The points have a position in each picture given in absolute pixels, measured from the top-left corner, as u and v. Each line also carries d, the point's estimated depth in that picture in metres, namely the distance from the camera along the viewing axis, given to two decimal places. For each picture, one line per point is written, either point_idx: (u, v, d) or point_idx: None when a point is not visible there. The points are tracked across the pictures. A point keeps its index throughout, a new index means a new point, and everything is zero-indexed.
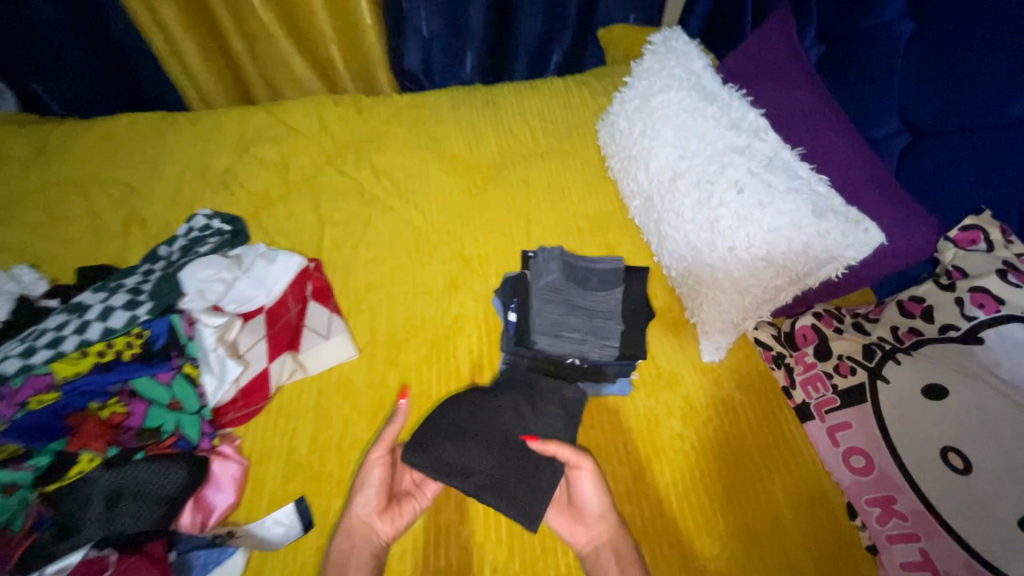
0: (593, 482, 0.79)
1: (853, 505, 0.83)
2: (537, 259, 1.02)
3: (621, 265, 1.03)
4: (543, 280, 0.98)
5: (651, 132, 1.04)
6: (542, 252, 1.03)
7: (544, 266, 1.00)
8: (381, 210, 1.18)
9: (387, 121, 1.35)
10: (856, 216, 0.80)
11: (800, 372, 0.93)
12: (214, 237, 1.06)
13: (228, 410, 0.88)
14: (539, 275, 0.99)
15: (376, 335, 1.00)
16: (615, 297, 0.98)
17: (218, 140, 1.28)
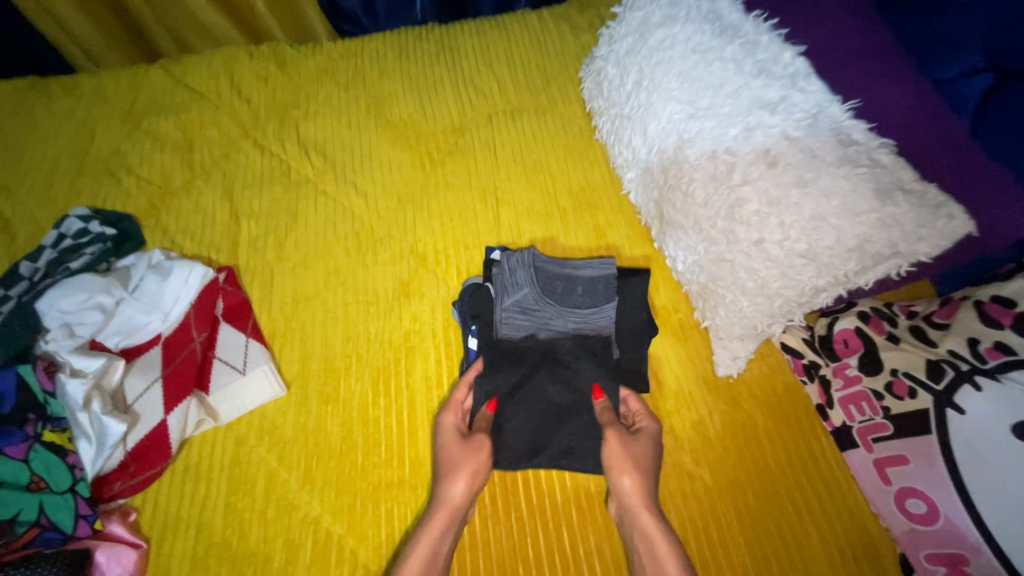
0: (619, 455, 0.67)
1: (908, 559, 0.66)
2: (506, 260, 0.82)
3: (613, 271, 0.80)
4: (510, 299, 0.78)
5: (650, 80, 0.79)
6: (507, 259, 0.81)
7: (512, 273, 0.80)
8: (313, 195, 0.94)
9: (318, 76, 1.08)
10: (937, 199, 0.59)
11: (838, 388, 0.75)
12: (93, 245, 0.83)
13: (116, 478, 0.69)
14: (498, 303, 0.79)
15: (309, 362, 0.80)
16: (605, 317, 0.78)
17: (102, 111, 1.01)
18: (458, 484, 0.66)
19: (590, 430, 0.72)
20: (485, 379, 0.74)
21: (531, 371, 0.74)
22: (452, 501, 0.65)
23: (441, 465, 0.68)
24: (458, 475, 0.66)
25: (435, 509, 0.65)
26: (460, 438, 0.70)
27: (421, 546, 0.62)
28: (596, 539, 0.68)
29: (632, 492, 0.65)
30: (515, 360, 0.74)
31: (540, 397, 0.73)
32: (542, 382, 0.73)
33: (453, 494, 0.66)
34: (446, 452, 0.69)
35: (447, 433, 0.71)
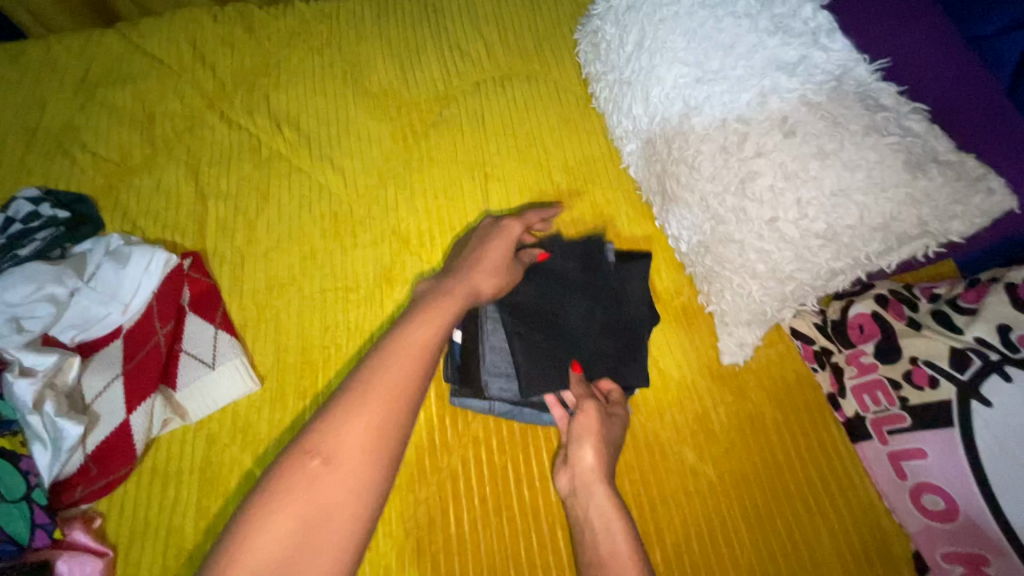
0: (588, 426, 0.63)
1: (922, 557, 0.63)
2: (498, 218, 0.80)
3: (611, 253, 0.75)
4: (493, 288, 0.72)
5: (652, 39, 0.71)
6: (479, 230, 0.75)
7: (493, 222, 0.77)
8: (285, 170, 0.86)
9: (289, 40, 0.99)
10: (975, 171, 0.52)
11: (852, 376, 0.70)
12: (43, 229, 0.75)
13: (78, 482, 0.63)
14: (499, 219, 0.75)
15: (285, 354, 0.74)
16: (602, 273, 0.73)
17: (52, 82, 0.92)
18: (486, 279, 0.66)
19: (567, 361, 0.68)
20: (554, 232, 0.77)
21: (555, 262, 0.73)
22: (467, 291, 0.64)
23: (469, 264, 0.68)
24: (493, 275, 0.67)
25: (443, 295, 0.63)
26: (508, 251, 0.70)
27: (435, 318, 0.59)
28: None
29: (594, 464, 0.61)
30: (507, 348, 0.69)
31: (562, 279, 0.72)
32: (559, 283, 0.72)
33: (478, 284, 0.66)
34: (485, 258, 0.68)
35: (491, 253, 0.69)
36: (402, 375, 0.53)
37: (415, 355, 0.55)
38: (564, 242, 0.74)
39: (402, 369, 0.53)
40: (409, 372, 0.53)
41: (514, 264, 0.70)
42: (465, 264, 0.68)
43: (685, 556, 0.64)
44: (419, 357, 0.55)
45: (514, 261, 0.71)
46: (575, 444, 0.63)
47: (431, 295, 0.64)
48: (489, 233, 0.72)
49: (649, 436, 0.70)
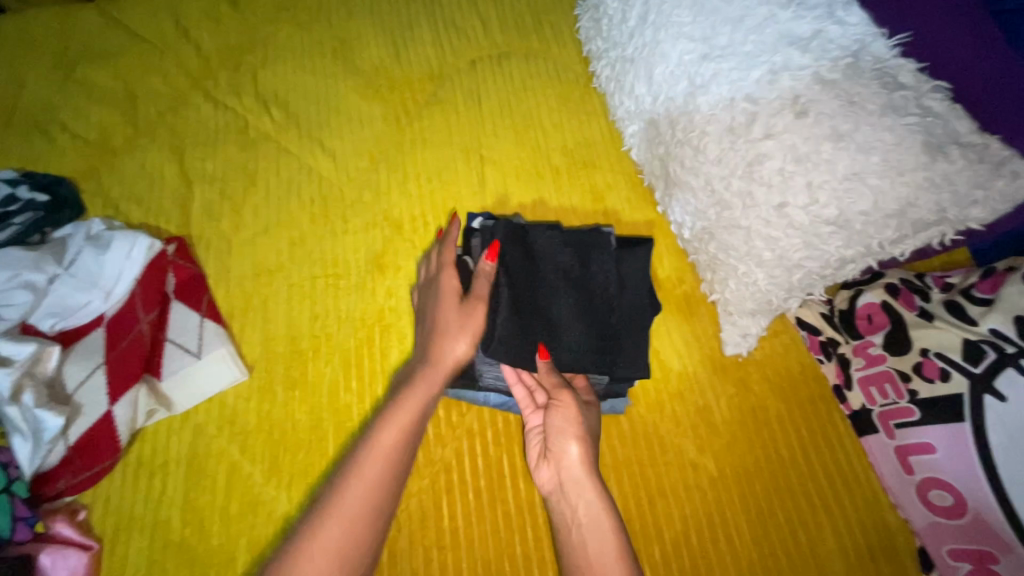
0: (567, 420, 0.60)
1: (928, 553, 0.61)
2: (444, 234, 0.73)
3: (610, 237, 0.70)
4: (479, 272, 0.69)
5: (657, 13, 0.67)
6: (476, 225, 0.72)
7: (432, 266, 0.70)
8: (273, 153, 0.83)
9: (276, 15, 0.95)
10: (999, 155, 0.50)
11: (859, 368, 0.68)
12: (22, 213, 0.72)
13: (59, 475, 0.61)
14: (436, 268, 0.68)
15: (273, 343, 0.72)
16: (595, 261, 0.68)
17: (29, 59, 0.88)
18: (455, 346, 0.61)
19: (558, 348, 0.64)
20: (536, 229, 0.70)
21: (544, 248, 0.69)
22: (434, 367, 0.61)
23: (428, 332, 0.64)
24: (455, 337, 0.62)
25: (412, 379, 0.60)
26: (460, 300, 0.64)
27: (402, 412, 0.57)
28: None
29: (579, 460, 0.58)
30: None
31: (553, 265, 0.68)
32: (548, 269, 0.67)
33: (451, 354, 0.61)
34: (441, 319, 0.63)
35: (443, 314, 0.63)
36: (366, 490, 0.51)
37: (380, 465, 0.53)
38: (551, 237, 0.69)
39: (370, 475, 0.52)
40: (375, 486, 0.52)
41: (468, 305, 0.63)
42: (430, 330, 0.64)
43: (686, 554, 0.62)
44: (386, 466, 0.53)
45: (467, 300, 0.63)
46: (557, 438, 0.60)
47: (403, 380, 0.61)
48: (433, 287, 0.67)
49: (649, 428, 0.68)
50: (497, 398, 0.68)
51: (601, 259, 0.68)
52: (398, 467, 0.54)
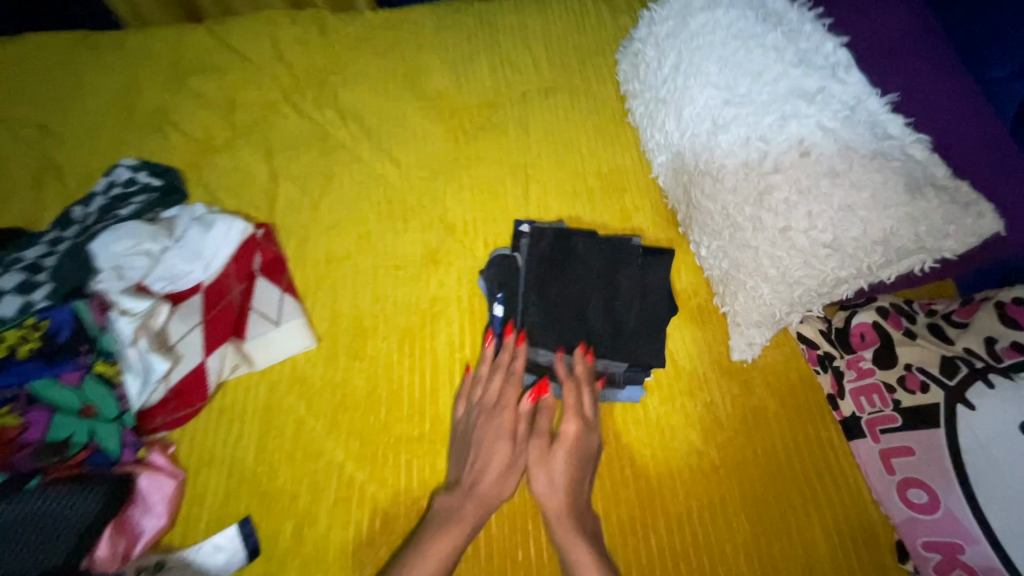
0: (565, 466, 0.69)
1: (905, 546, 0.69)
2: (498, 356, 0.75)
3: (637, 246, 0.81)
4: (526, 267, 0.80)
5: (688, 64, 0.80)
6: (530, 233, 0.83)
7: (489, 395, 0.73)
8: (347, 160, 0.96)
9: (356, 44, 1.09)
10: (967, 197, 0.60)
11: (851, 379, 0.76)
12: (140, 194, 0.87)
13: (158, 413, 0.73)
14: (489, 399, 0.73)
15: (339, 320, 0.83)
16: (623, 269, 0.79)
17: (149, 68, 1.04)
18: (497, 483, 0.69)
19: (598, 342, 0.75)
20: (580, 235, 0.82)
21: (581, 255, 0.80)
22: (474, 509, 0.66)
23: (472, 462, 0.70)
24: (497, 476, 0.69)
25: (446, 521, 0.65)
26: (509, 441, 0.71)
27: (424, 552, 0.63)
28: (603, 503, 0.72)
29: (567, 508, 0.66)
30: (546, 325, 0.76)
31: (586, 267, 0.79)
32: (584, 269, 0.79)
33: (481, 486, 0.68)
34: (492, 458, 0.70)
35: (495, 455, 0.70)
36: None
37: None
38: (592, 244, 0.81)
39: None
40: None
41: (517, 450, 0.71)
42: (471, 461, 0.70)
43: (688, 533, 0.70)
44: None
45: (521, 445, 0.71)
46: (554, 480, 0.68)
47: (439, 515, 0.66)
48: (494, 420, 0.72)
49: (663, 417, 0.77)
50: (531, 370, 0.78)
51: (629, 268, 0.79)
52: None
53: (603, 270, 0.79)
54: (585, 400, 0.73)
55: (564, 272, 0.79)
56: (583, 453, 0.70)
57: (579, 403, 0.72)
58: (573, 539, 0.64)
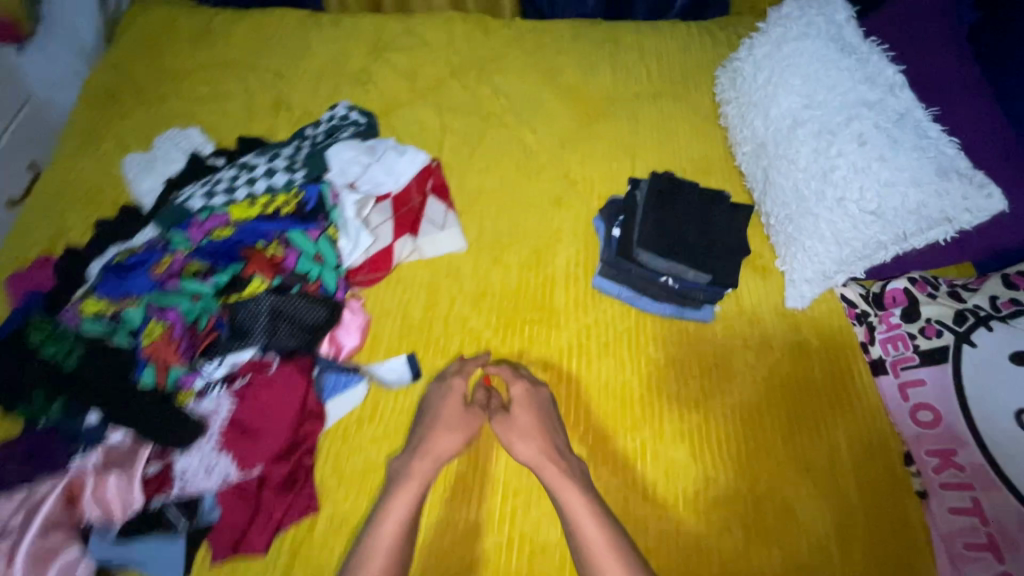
0: (524, 422, 0.86)
1: (911, 455, 0.88)
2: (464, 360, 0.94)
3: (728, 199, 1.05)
4: (647, 196, 1.02)
5: (779, 78, 1.05)
6: (649, 177, 1.06)
7: (452, 369, 0.93)
8: (496, 125, 1.24)
9: (508, 41, 1.38)
10: (982, 179, 0.82)
11: (882, 330, 0.97)
12: (352, 127, 1.17)
13: (357, 272, 1.01)
14: (456, 368, 0.92)
15: (483, 235, 1.09)
16: (718, 212, 1.02)
17: (354, 41, 1.36)
18: (446, 437, 0.85)
19: (694, 254, 0.98)
20: (689, 183, 1.05)
21: (689, 196, 1.03)
22: (429, 465, 0.82)
23: (430, 425, 0.86)
24: (451, 435, 0.85)
25: (406, 478, 0.81)
26: (464, 404, 0.89)
27: (401, 501, 0.78)
28: (676, 388, 0.94)
29: (535, 454, 0.83)
30: (659, 236, 0.99)
31: (692, 205, 1.02)
32: (690, 206, 1.02)
33: (439, 444, 0.84)
34: (443, 416, 0.87)
35: (445, 412, 0.87)
36: (384, 553, 0.74)
37: (394, 528, 0.76)
38: (697, 190, 1.04)
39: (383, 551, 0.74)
40: (395, 541, 0.75)
41: (471, 414, 0.89)
42: (428, 423, 0.86)
43: (738, 419, 0.91)
44: (394, 540, 0.75)
45: (469, 411, 0.89)
46: (517, 434, 0.85)
47: (398, 473, 0.82)
48: (446, 387, 0.90)
49: (728, 337, 0.99)
50: (641, 270, 0.99)
51: (720, 211, 1.02)
52: (403, 544, 0.76)
53: (704, 210, 1.02)
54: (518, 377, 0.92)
55: (678, 205, 1.01)
56: (533, 410, 0.88)
57: (514, 374, 0.92)
58: (558, 479, 0.81)
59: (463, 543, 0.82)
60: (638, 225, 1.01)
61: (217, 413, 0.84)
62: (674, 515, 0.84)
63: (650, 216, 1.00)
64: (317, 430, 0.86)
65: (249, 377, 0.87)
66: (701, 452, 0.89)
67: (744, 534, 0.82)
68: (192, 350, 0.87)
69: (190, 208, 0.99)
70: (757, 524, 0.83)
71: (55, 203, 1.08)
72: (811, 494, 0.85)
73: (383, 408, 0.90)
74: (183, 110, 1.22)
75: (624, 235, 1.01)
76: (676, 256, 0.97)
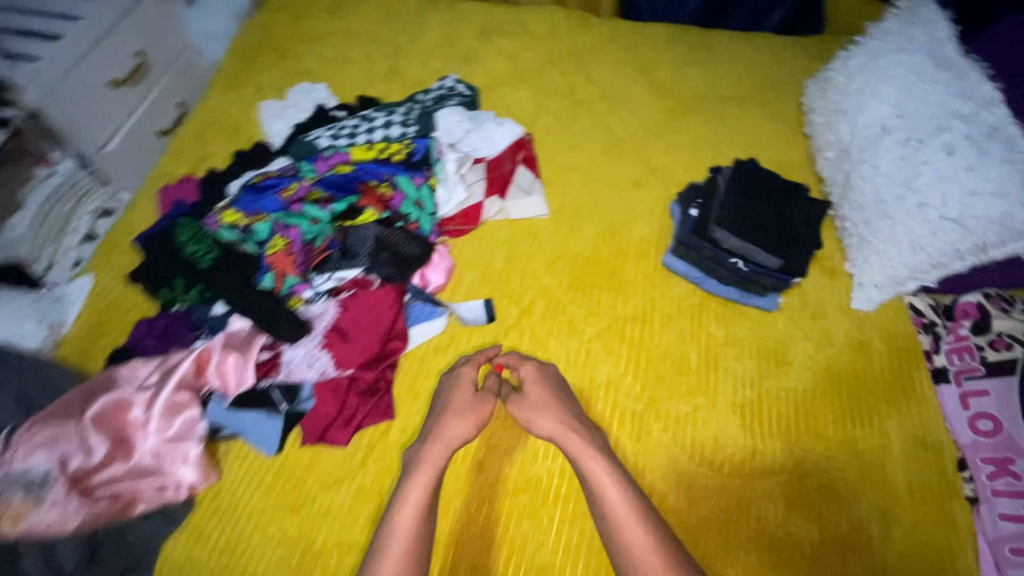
0: (538, 409, 0.88)
1: (965, 462, 0.88)
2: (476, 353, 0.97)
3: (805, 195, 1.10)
4: (727, 182, 1.10)
5: (871, 88, 1.09)
6: (729, 167, 1.14)
7: (463, 359, 0.95)
8: (586, 111, 1.33)
9: (606, 38, 1.48)
10: None
11: (949, 341, 0.97)
12: (457, 96, 1.32)
13: (449, 222, 1.13)
14: (466, 358, 0.95)
15: (563, 206, 1.18)
16: (794, 205, 1.08)
17: (466, 25, 1.49)
18: (459, 420, 0.87)
19: (767, 239, 1.04)
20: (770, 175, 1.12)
21: (767, 188, 1.09)
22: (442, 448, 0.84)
23: (443, 409, 0.88)
24: (462, 419, 0.87)
25: (421, 461, 0.83)
26: (475, 389, 0.91)
27: (419, 478, 0.81)
28: (732, 367, 0.99)
29: (552, 429, 0.86)
30: (735, 217, 1.06)
31: (770, 195, 1.08)
32: (767, 196, 1.08)
33: (453, 426, 0.86)
34: (455, 400, 0.89)
35: (457, 394, 0.90)
36: (408, 525, 0.77)
37: (418, 499, 0.79)
38: (777, 182, 1.10)
39: (409, 518, 0.77)
40: (419, 510, 0.78)
41: (482, 399, 0.90)
42: (441, 407, 0.89)
43: (789, 402, 0.95)
44: (418, 513, 0.78)
45: (481, 396, 0.91)
46: (533, 420, 0.87)
47: (412, 459, 0.84)
48: (457, 374, 0.93)
49: (789, 328, 1.02)
50: (712, 251, 1.05)
51: (793, 206, 1.08)
52: (425, 519, 0.78)
53: (782, 200, 1.08)
54: (527, 367, 0.94)
55: (757, 193, 1.08)
56: (548, 396, 0.90)
57: (523, 365, 0.94)
58: (580, 451, 0.83)
59: (518, 468, 0.89)
60: (718, 207, 1.08)
61: (320, 318, 0.99)
62: (718, 477, 0.89)
63: (729, 200, 1.08)
64: (400, 348, 0.97)
65: (353, 291, 1.01)
66: (751, 427, 0.93)
67: (787, 506, 0.86)
68: (307, 264, 1.02)
69: (318, 146, 1.20)
70: (800, 499, 0.87)
71: (201, 134, 1.26)
72: (857, 481, 0.88)
73: (459, 341, 0.99)
74: (313, 68, 1.39)
75: (701, 215, 1.09)
76: (749, 239, 1.04)
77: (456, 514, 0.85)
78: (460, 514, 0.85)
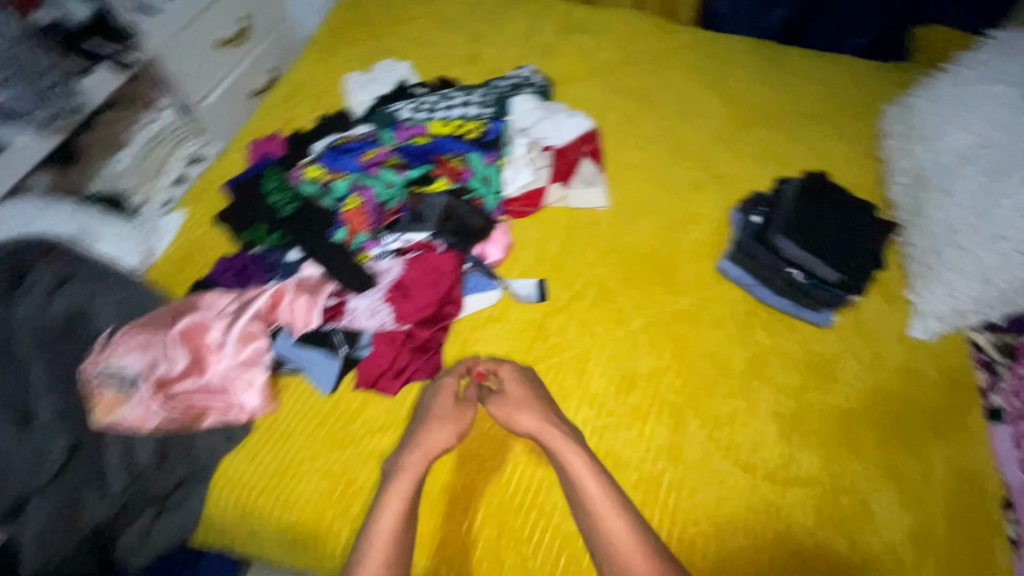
0: (515, 410, 0.88)
1: (1012, 502, 0.87)
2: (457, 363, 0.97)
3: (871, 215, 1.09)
4: (793, 194, 1.12)
5: (956, 115, 1.07)
6: (795, 180, 1.15)
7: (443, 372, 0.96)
8: (655, 113, 1.35)
9: (682, 46, 1.49)
10: None
11: (1011, 381, 0.95)
12: (532, 86, 1.37)
13: (513, 202, 1.17)
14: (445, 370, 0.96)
15: (621, 200, 1.20)
16: (859, 222, 1.08)
17: (547, 20, 1.54)
18: (439, 428, 0.88)
19: (826, 254, 1.05)
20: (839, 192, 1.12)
21: (832, 204, 1.10)
22: (420, 457, 0.85)
23: (423, 419, 0.89)
24: (440, 427, 0.88)
25: (398, 469, 0.84)
26: (454, 399, 0.92)
27: (399, 483, 0.82)
28: (774, 376, 0.99)
29: (533, 425, 0.86)
30: (796, 228, 1.07)
31: (834, 212, 1.09)
32: (831, 212, 1.09)
33: (433, 431, 0.88)
34: (434, 411, 0.90)
35: (437, 402, 0.91)
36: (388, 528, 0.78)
37: (398, 499, 0.81)
38: (845, 199, 1.11)
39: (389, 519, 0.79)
40: (400, 510, 0.80)
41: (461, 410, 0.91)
42: (421, 417, 0.90)
43: (831, 418, 0.94)
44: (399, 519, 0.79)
45: (460, 404, 0.92)
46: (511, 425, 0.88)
47: (389, 470, 0.85)
48: (436, 385, 0.93)
49: (839, 347, 1.01)
50: (768, 259, 1.07)
51: (857, 225, 1.08)
52: (404, 522, 0.80)
53: (847, 217, 1.08)
54: (504, 373, 0.94)
55: (823, 207, 1.09)
56: (525, 398, 0.90)
57: (501, 369, 0.94)
58: (562, 445, 0.85)
59: None
60: (783, 217, 1.09)
61: (387, 274, 1.06)
62: (748, 480, 0.90)
63: (791, 212, 1.09)
64: (453, 314, 1.02)
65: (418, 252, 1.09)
66: (788, 437, 0.93)
67: (817, 520, 0.86)
68: (379, 222, 1.11)
69: (397, 117, 1.28)
70: (833, 512, 0.86)
71: (290, 97, 1.35)
72: (894, 504, 0.87)
73: (508, 315, 1.04)
74: (398, 48, 1.47)
75: (764, 223, 1.10)
76: (809, 252, 1.05)
77: (478, 481, 0.88)
78: (477, 491, 0.87)
